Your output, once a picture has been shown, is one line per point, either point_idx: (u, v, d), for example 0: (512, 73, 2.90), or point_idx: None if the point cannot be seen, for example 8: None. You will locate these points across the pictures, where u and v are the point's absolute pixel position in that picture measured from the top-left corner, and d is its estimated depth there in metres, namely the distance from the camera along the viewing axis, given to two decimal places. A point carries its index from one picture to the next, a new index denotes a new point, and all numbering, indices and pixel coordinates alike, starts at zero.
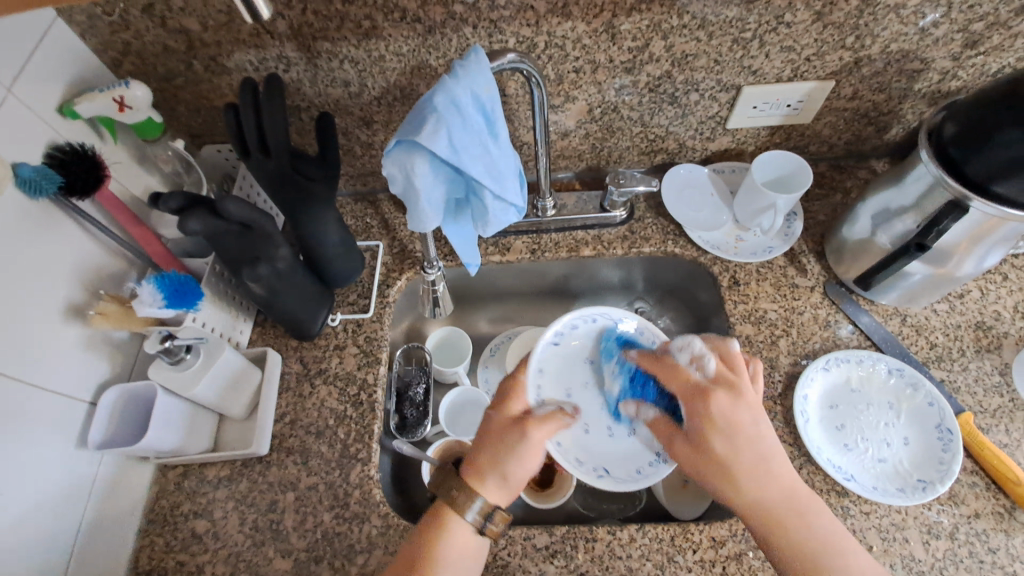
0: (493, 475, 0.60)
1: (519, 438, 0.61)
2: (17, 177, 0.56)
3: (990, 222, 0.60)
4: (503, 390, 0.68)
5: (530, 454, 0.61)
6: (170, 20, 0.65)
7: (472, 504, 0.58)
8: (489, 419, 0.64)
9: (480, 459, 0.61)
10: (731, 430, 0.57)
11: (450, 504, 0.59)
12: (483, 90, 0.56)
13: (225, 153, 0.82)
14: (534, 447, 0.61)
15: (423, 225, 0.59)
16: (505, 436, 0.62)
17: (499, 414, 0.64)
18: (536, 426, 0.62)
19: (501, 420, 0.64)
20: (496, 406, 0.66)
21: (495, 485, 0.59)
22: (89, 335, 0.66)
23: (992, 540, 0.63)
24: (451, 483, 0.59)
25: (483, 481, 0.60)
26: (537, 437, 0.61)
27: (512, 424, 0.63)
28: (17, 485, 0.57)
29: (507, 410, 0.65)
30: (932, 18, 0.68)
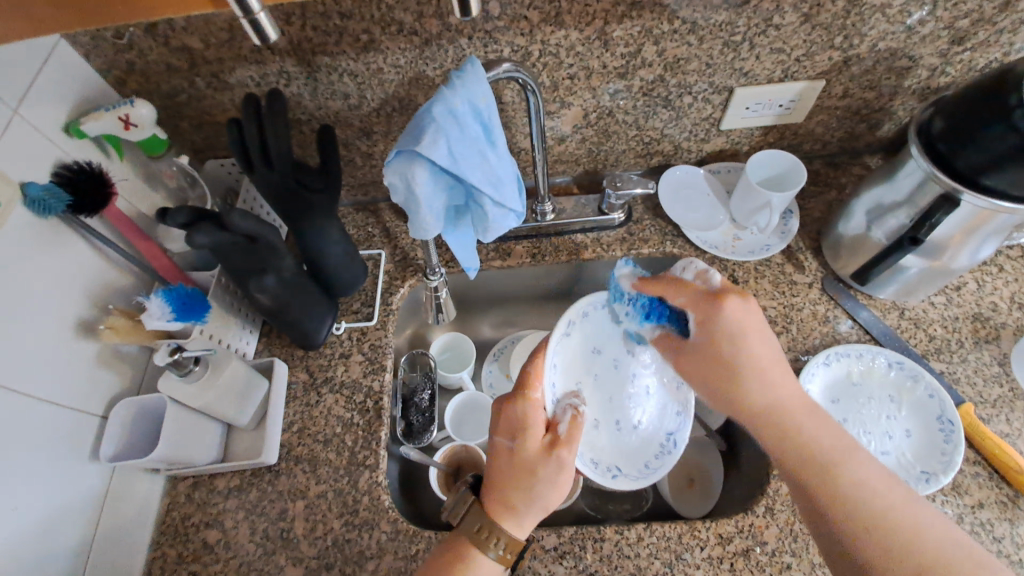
0: (530, 512, 0.59)
1: (554, 471, 0.59)
2: (26, 196, 0.58)
3: (983, 214, 0.61)
4: (514, 412, 0.63)
5: (563, 484, 0.60)
6: (172, 39, 0.67)
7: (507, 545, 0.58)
8: (512, 447, 0.61)
9: (511, 496, 0.59)
10: (740, 335, 0.64)
11: (481, 546, 0.57)
12: (480, 100, 0.57)
13: (229, 166, 0.84)
14: (568, 474, 0.60)
15: (425, 232, 0.60)
16: (537, 469, 0.60)
17: (524, 443, 0.61)
18: (568, 454, 0.61)
19: (528, 451, 0.61)
20: (517, 434, 0.62)
21: (533, 518, 0.59)
22: (100, 349, 0.67)
23: (997, 529, 0.64)
24: (484, 526, 0.58)
25: (521, 521, 0.59)
26: (569, 463, 0.60)
27: (542, 452, 0.61)
28: (31, 499, 0.58)
29: (530, 438, 0.61)
30: (918, 16, 0.69)
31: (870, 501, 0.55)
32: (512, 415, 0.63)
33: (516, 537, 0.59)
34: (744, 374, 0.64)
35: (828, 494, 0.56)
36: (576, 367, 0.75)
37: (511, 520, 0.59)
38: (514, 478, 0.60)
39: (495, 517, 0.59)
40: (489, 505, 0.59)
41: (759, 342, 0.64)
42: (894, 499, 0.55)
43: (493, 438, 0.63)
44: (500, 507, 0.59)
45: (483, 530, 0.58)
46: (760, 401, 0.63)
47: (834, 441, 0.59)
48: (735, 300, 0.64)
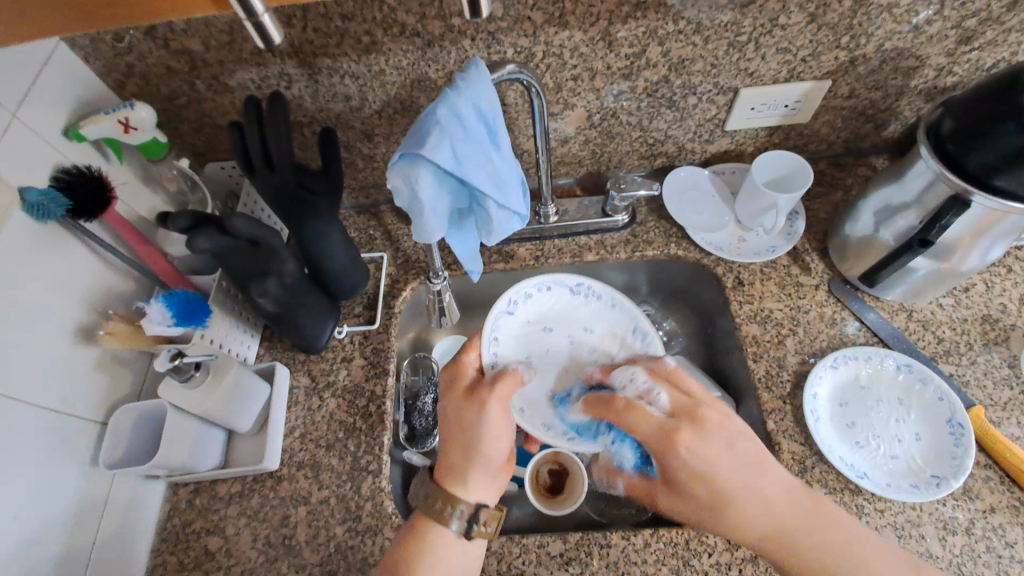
0: (472, 471, 0.60)
1: (479, 415, 0.62)
2: (24, 201, 0.57)
3: (993, 215, 0.61)
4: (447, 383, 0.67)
5: (493, 428, 0.62)
6: (172, 42, 0.66)
7: (462, 509, 0.59)
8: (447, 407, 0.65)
9: (451, 454, 0.62)
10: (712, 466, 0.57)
11: (436, 516, 0.59)
12: (485, 101, 0.57)
13: (229, 169, 0.83)
14: (498, 423, 0.62)
15: (428, 235, 0.59)
16: (464, 419, 0.63)
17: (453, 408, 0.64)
18: (489, 396, 0.63)
19: (456, 411, 0.63)
20: (448, 401, 0.65)
21: (478, 477, 0.60)
22: (100, 355, 0.66)
23: (1009, 534, 0.63)
24: (432, 494, 0.60)
25: (463, 479, 0.60)
26: (494, 412, 0.62)
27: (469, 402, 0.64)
28: (30, 507, 0.57)
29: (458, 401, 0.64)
30: (925, 16, 0.68)
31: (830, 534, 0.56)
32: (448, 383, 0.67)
33: (466, 498, 0.60)
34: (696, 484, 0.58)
35: (788, 542, 0.56)
36: (524, 343, 0.78)
37: (455, 481, 0.60)
38: (451, 436, 0.63)
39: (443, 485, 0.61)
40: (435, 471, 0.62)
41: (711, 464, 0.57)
42: (841, 525, 0.57)
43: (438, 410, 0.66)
44: (443, 470, 0.62)
45: (434, 501, 0.59)
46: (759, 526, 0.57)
47: (801, 519, 0.56)
48: (688, 431, 0.58)
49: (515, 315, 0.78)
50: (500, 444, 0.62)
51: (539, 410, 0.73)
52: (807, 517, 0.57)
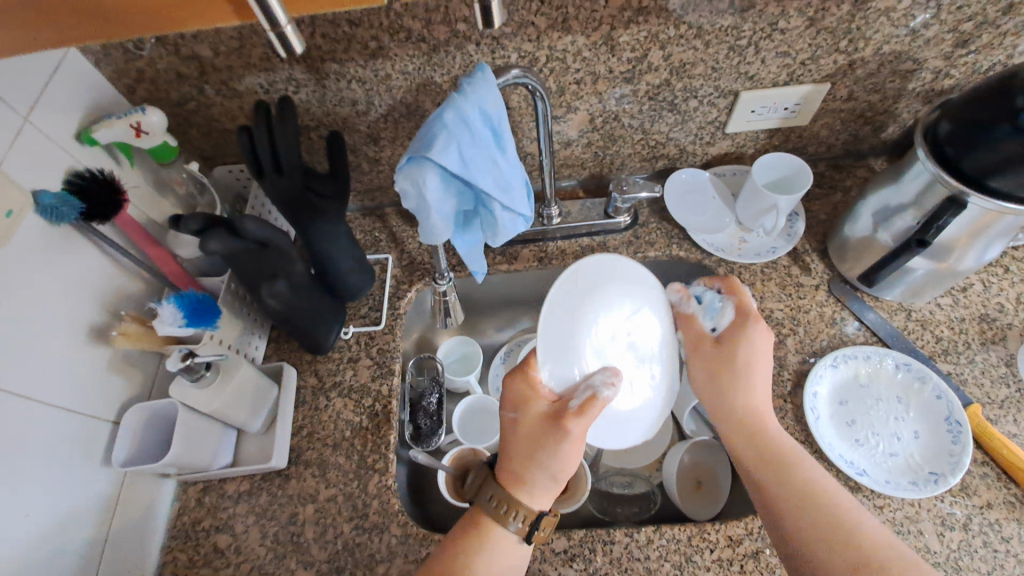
0: (542, 479, 0.59)
1: (558, 442, 0.58)
2: (38, 204, 0.58)
3: (989, 216, 0.62)
4: (516, 388, 0.63)
5: (570, 453, 0.59)
6: (183, 48, 0.67)
7: (524, 514, 0.58)
8: (517, 424, 0.60)
9: (517, 467, 0.60)
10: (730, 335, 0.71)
11: (499, 521, 0.57)
12: (490, 105, 0.58)
13: (236, 172, 0.84)
14: (576, 446, 0.59)
15: (434, 236, 0.61)
16: (542, 441, 0.59)
17: (526, 414, 0.61)
18: (572, 424, 0.58)
19: (529, 422, 0.60)
20: (520, 406, 0.61)
21: (543, 486, 0.59)
22: (111, 355, 0.67)
23: (1005, 530, 0.64)
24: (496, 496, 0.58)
25: (528, 490, 0.59)
26: (579, 431, 0.58)
27: (546, 425, 0.60)
28: (44, 504, 0.58)
29: (533, 410, 0.61)
30: (923, 19, 0.69)
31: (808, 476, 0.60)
32: (515, 394, 0.62)
33: (529, 505, 0.59)
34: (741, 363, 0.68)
35: (777, 458, 0.62)
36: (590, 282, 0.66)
37: (520, 491, 0.59)
38: (520, 447, 0.60)
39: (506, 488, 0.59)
40: (498, 477, 0.60)
41: (761, 367, 0.68)
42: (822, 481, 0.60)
43: (500, 411, 0.62)
44: (507, 476, 0.60)
45: (497, 502, 0.58)
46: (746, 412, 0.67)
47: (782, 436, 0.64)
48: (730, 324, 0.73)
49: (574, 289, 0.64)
50: (575, 459, 0.60)
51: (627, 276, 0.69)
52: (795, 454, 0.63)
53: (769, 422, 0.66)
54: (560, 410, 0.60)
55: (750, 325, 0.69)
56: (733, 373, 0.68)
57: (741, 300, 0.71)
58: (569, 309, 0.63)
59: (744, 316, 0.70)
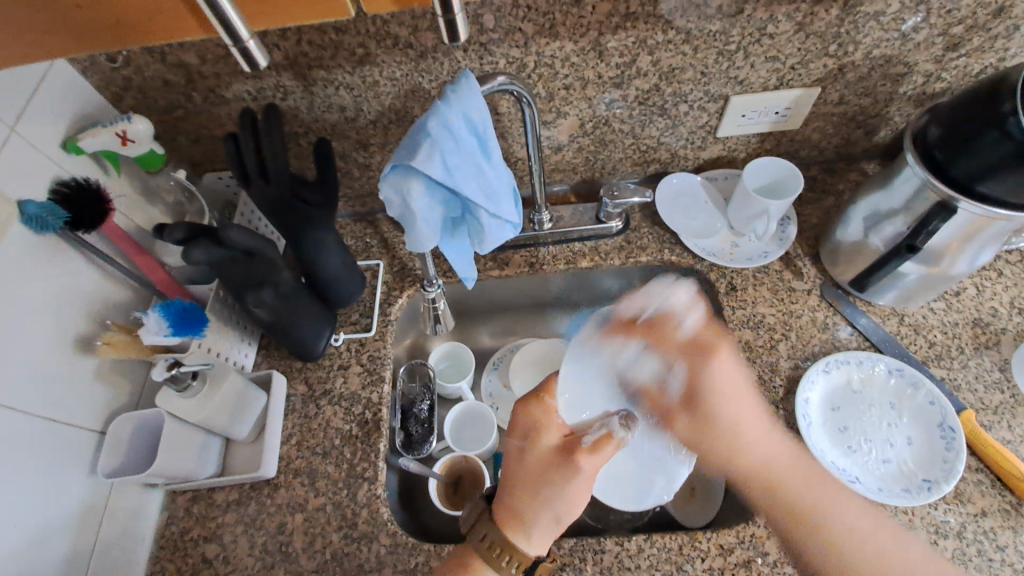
0: (545, 519, 0.58)
1: (569, 475, 0.59)
2: (23, 214, 0.58)
3: (979, 221, 0.61)
4: (528, 415, 0.65)
5: (577, 492, 0.59)
6: (169, 55, 0.67)
7: (517, 560, 0.57)
8: (525, 455, 0.61)
9: (517, 503, 0.59)
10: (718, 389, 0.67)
11: (492, 564, 0.56)
12: (475, 113, 0.58)
13: (226, 180, 0.84)
14: (583, 484, 0.60)
15: (421, 244, 0.60)
16: (552, 474, 0.59)
17: (534, 445, 0.62)
18: (586, 458, 0.60)
19: (539, 454, 0.61)
20: (530, 436, 0.63)
21: (545, 527, 0.58)
22: (97, 365, 0.67)
23: (1000, 538, 0.63)
24: (491, 538, 0.57)
25: (527, 531, 0.58)
26: (588, 470, 0.60)
27: (558, 459, 0.61)
28: (29, 515, 0.57)
29: (543, 442, 0.62)
30: (913, 23, 0.69)
31: (808, 493, 0.62)
32: (528, 421, 0.64)
33: (524, 550, 0.57)
34: (710, 398, 0.67)
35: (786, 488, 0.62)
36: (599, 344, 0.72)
37: (518, 532, 0.58)
38: (524, 482, 0.60)
39: (500, 529, 0.58)
40: (494, 514, 0.59)
41: (729, 380, 0.68)
42: (841, 508, 0.60)
43: (507, 439, 0.64)
44: (502, 511, 0.59)
45: (492, 546, 0.57)
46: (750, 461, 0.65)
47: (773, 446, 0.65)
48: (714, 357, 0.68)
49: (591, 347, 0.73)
50: (582, 502, 0.60)
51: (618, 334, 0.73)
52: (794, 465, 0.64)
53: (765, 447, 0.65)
54: (572, 445, 0.62)
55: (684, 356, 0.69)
56: (705, 415, 0.68)
57: (663, 337, 0.71)
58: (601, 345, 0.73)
59: (681, 345, 0.70)
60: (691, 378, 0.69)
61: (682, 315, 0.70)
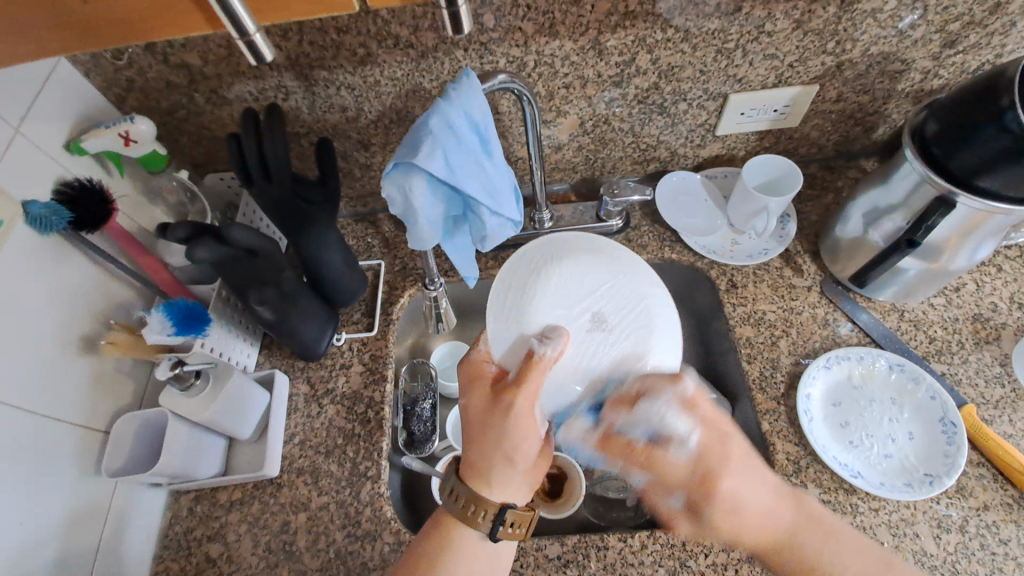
0: (500, 463, 0.57)
1: (504, 415, 0.57)
2: (27, 214, 0.58)
3: (979, 216, 0.62)
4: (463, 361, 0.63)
5: (519, 431, 0.57)
6: (171, 56, 0.67)
7: (489, 512, 0.56)
8: (465, 409, 0.60)
9: (471, 456, 0.58)
10: (731, 505, 0.59)
11: (469, 523, 0.56)
12: (476, 111, 0.58)
13: (229, 181, 0.85)
14: (523, 421, 0.57)
15: (423, 242, 0.60)
16: (489, 420, 0.58)
17: (472, 399, 0.60)
18: (515, 393, 0.57)
19: (475, 403, 0.59)
20: (469, 388, 0.61)
21: (502, 470, 0.57)
22: (101, 365, 0.67)
23: (1002, 532, 0.64)
24: (461, 495, 0.57)
25: (489, 482, 0.57)
26: (523, 405, 0.57)
27: (489, 403, 0.58)
28: (36, 514, 0.58)
29: (480, 392, 0.60)
30: (910, 20, 0.70)
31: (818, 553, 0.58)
32: (465, 374, 0.62)
33: (492, 499, 0.57)
34: (715, 512, 0.59)
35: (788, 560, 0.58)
36: (572, 289, 0.64)
37: (478, 482, 0.57)
38: (472, 434, 0.59)
39: (467, 482, 0.58)
40: (460, 474, 0.59)
41: (737, 506, 0.59)
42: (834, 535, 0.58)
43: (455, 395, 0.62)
44: (466, 470, 0.58)
45: (465, 503, 0.57)
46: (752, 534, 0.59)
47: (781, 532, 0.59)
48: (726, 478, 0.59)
49: (564, 285, 0.64)
50: (527, 440, 0.58)
51: (575, 281, 0.64)
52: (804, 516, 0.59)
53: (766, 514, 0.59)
54: (501, 385, 0.59)
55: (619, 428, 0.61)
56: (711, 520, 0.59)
57: (663, 466, 0.61)
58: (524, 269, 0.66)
59: (680, 466, 0.60)
60: (696, 489, 0.59)
61: (682, 437, 0.60)
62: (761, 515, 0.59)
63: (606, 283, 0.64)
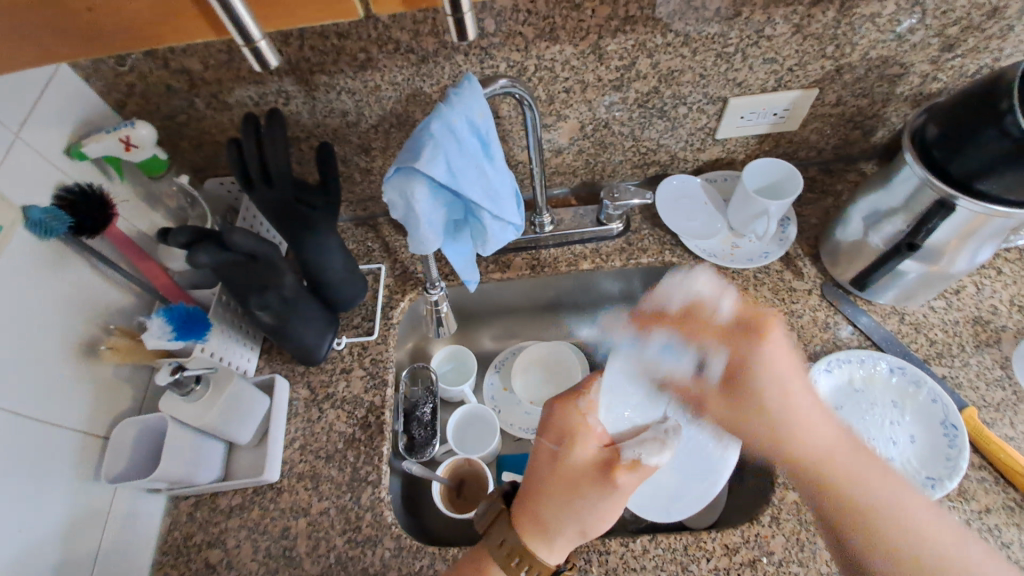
0: (573, 530, 0.55)
1: (605, 495, 0.54)
2: (28, 219, 0.58)
3: (978, 219, 0.62)
4: (559, 411, 0.59)
5: (612, 508, 0.55)
6: (172, 61, 0.67)
7: (533, 567, 0.55)
8: (559, 461, 0.56)
9: (542, 512, 0.56)
10: (762, 382, 0.59)
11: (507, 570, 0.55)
12: (477, 115, 0.58)
13: (227, 185, 0.84)
14: (620, 499, 0.55)
15: (424, 246, 0.60)
16: (585, 489, 0.54)
17: (571, 453, 0.56)
18: (626, 477, 0.54)
19: (575, 461, 0.56)
20: (566, 440, 0.57)
21: (571, 536, 0.55)
22: (101, 371, 0.67)
23: (1005, 535, 0.63)
24: (509, 545, 0.55)
25: (550, 543, 0.55)
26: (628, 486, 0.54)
27: (594, 472, 0.55)
28: (34, 521, 0.57)
29: (582, 449, 0.56)
30: (909, 24, 0.70)
31: (870, 485, 0.54)
32: (564, 424, 0.58)
33: (544, 558, 0.56)
34: (756, 378, 0.59)
35: (832, 474, 0.55)
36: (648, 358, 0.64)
37: (540, 542, 0.55)
38: (557, 492, 0.55)
39: (520, 534, 0.56)
40: (514, 518, 0.57)
41: (784, 374, 0.59)
42: (900, 490, 0.54)
43: (540, 439, 0.58)
44: (522, 519, 0.56)
45: (509, 553, 0.55)
46: (805, 456, 0.57)
47: (818, 424, 0.58)
48: (754, 344, 0.59)
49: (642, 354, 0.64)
50: (612, 516, 0.55)
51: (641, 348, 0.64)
52: (851, 451, 0.56)
53: (820, 428, 0.58)
54: (612, 456, 0.56)
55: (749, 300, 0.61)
56: (749, 393, 0.60)
57: (695, 327, 0.63)
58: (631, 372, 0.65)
59: (719, 330, 0.61)
60: (736, 363, 0.60)
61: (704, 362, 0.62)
62: (809, 460, 0.56)
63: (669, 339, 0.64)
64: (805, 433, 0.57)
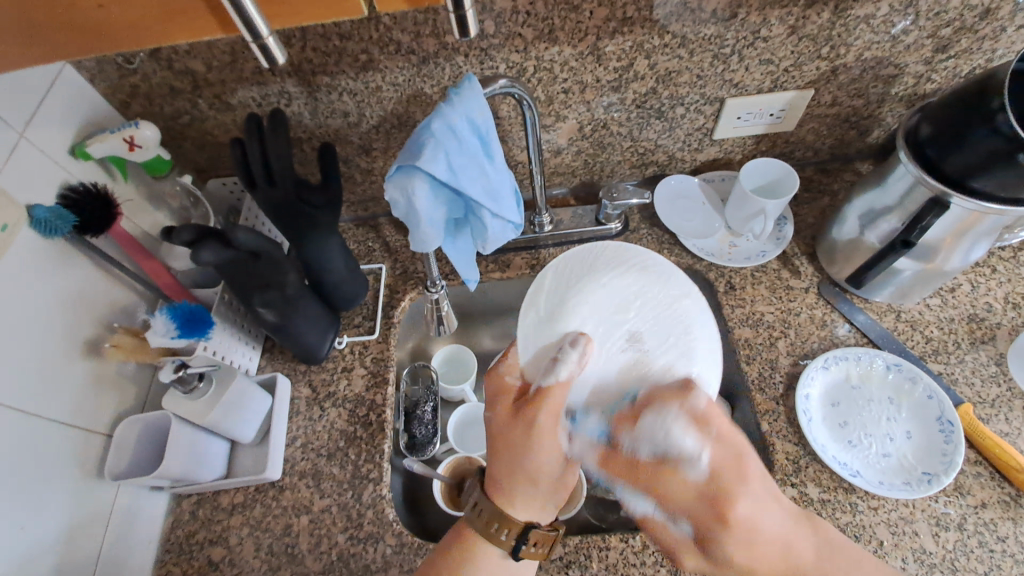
0: (525, 481, 0.58)
1: (526, 436, 0.58)
2: (32, 218, 0.58)
3: (973, 216, 0.62)
4: (490, 368, 0.64)
5: (543, 447, 0.58)
6: (175, 62, 0.68)
7: (510, 529, 0.58)
8: (490, 421, 0.61)
9: (496, 474, 0.60)
10: (750, 525, 0.53)
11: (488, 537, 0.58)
12: (477, 115, 0.59)
13: (230, 185, 0.85)
14: (547, 438, 0.58)
15: (425, 243, 0.61)
16: (512, 440, 0.58)
17: (495, 412, 0.61)
18: (537, 413, 0.57)
19: (498, 417, 0.60)
20: (491, 401, 0.62)
21: (527, 488, 0.58)
22: (104, 369, 0.67)
23: (1000, 529, 0.64)
24: (483, 514, 0.59)
25: (512, 501, 0.59)
26: (545, 423, 0.57)
27: (513, 422, 0.59)
28: (39, 518, 0.58)
29: (503, 406, 0.61)
30: (902, 26, 0.71)
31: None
32: (490, 386, 0.63)
33: (515, 516, 0.59)
34: (723, 539, 0.53)
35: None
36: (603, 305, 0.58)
37: (505, 500, 0.59)
38: (496, 450, 0.60)
39: (495, 502, 0.59)
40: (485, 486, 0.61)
41: (754, 529, 0.53)
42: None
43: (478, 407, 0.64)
44: (491, 484, 0.60)
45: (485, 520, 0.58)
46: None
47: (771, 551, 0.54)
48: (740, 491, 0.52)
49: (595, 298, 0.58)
50: (551, 460, 0.58)
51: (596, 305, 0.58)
52: (818, 561, 0.55)
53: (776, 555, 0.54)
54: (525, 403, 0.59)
55: (720, 433, 0.53)
56: (725, 557, 0.53)
57: (669, 484, 0.54)
58: (558, 283, 0.61)
59: (698, 487, 0.53)
60: (702, 532, 0.54)
61: (692, 456, 0.53)
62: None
63: (635, 291, 0.59)
64: (749, 569, 0.54)
